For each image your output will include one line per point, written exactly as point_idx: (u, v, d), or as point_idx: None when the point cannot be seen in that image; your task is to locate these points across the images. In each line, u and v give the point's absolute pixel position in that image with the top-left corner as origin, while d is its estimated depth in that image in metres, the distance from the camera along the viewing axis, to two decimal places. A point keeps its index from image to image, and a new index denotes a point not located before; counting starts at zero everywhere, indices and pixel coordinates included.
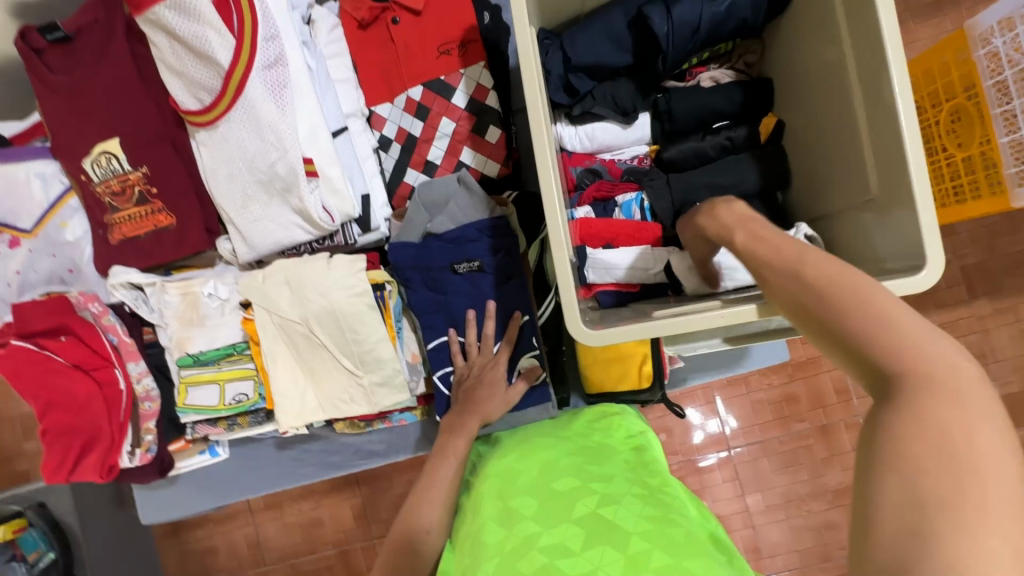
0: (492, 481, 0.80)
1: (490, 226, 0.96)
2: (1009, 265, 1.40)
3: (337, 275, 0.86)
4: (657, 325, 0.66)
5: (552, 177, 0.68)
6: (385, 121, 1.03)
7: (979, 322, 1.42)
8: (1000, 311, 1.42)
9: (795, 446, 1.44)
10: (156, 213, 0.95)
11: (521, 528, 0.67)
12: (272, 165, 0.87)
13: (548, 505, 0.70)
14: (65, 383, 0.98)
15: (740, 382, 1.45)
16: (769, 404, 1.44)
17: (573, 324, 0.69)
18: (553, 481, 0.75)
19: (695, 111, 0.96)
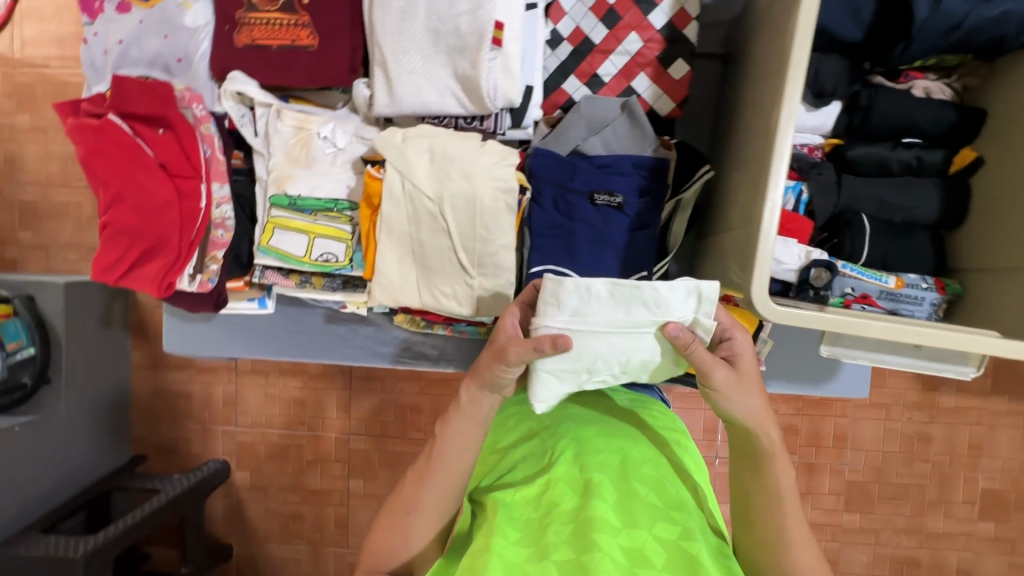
0: (569, 448, 0.79)
1: (647, 164, 0.89)
2: None
3: (491, 169, 0.78)
4: (847, 321, 0.67)
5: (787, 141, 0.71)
6: (564, 15, 0.92)
7: (989, 417, 1.55)
8: (1013, 413, 1.55)
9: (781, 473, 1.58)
10: (299, 28, 0.85)
11: (602, 511, 0.68)
12: (457, 18, 0.78)
13: (629, 503, 0.70)
14: (146, 180, 0.89)
15: None
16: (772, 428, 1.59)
17: (759, 299, 0.70)
18: (636, 480, 0.74)
19: (898, 118, 0.88)
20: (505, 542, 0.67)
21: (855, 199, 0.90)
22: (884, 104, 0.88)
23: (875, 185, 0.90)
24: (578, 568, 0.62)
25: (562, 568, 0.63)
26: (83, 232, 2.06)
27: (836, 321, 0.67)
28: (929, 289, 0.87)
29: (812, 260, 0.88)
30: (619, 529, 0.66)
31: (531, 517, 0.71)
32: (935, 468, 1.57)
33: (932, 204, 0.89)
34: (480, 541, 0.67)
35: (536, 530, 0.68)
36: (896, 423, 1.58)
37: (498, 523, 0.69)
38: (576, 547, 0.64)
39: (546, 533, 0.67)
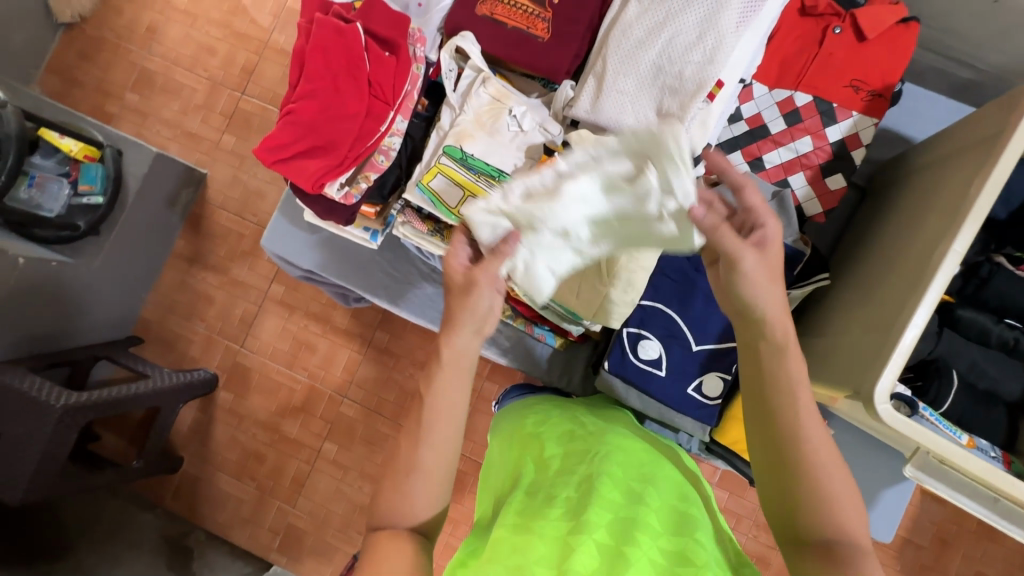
0: (618, 453, 0.83)
1: (784, 249, 0.96)
2: None
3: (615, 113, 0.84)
4: (940, 442, 0.73)
5: (943, 281, 0.74)
6: (751, 99, 1.02)
7: None
8: None
9: None
10: (538, 19, 0.94)
11: (644, 516, 0.72)
12: (684, 64, 0.86)
13: (667, 513, 0.74)
14: (349, 88, 0.95)
15: (734, 517, 1.57)
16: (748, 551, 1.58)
17: (879, 395, 0.73)
18: (674, 498, 0.78)
19: (1012, 298, 0.95)
20: (546, 520, 0.70)
21: (951, 354, 0.96)
22: (1000, 282, 0.96)
23: (974, 350, 0.96)
24: (616, 556, 0.65)
25: (602, 550, 0.66)
26: (186, 115, 2.12)
27: (940, 442, 0.72)
28: (998, 458, 0.88)
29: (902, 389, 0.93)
30: (660, 533, 0.70)
31: (569, 496, 0.74)
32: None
33: (1018, 383, 0.94)
34: (521, 521, 0.71)
35: (575, 509, 0.71)
36: None
37: (536, 507, 0.72)
38: (615, 537, 0.68)
39: (587, 511, 0.70)
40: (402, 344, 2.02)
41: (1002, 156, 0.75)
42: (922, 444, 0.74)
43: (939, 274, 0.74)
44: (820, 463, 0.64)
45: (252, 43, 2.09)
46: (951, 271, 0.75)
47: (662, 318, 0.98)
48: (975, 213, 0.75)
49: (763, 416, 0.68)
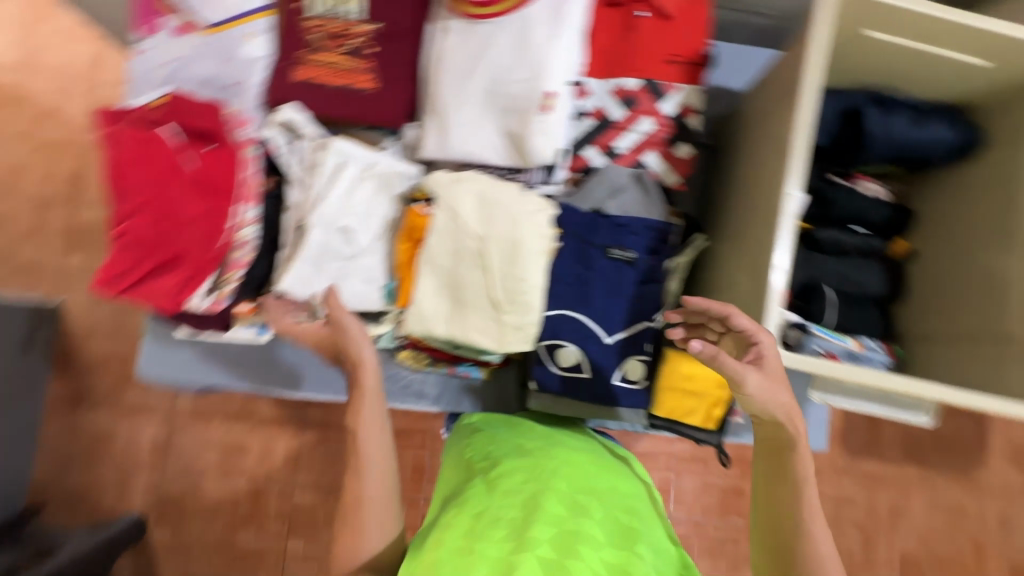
0: (568, 469, 0.87)
1: (658, 226, 1.00)
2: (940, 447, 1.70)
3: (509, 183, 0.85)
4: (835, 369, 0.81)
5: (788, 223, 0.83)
6: (589, 94, 1.05)
7: (904, 483, 1.68)
8: (923, 480, 1.69)
9: (725, 536, 1.70)
10: (359, 72, 0.91)
11: (588, 528, 0.75)
12: (514, 83, 0.86)
13: (610, 526, 0.78)
14: (179, 193, 0.88)
15: (700, 461, 1.71)
16: (720, 488, 1.70)
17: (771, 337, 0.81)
18: (617, 512, 0.83)
19: (855, 210, 1.07)
20: (489, 543, 0.70)
21: (820, 274, 1.07)
22: (843, 199, 1.07)
23: (836, 264, 1.07)
24: (559, 568, 0.67)
25: (544, 564, 0.67)
26: (15, 247, 1.86)
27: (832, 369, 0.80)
28: (881, 353, 1.03)
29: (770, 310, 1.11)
30: (602, 544, 0.74)
31: (513, 516, 0.75)
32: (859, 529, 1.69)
33: (878, 281, 1.07)
34: (463, 544, 0.71)
35: (520, 526, 0.72)
36: (831, 489, 1.69)
37: (481, 529, 0.73)
38: (559, 551, 0.69)
39: (536, 523, 0.72)
40: (340, 412, 1.93)
41: (803, 100, 0.85)
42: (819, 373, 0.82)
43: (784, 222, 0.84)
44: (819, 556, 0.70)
45: (63, 149, 1.86)
46: (794, 213, 0.85)
47: (569, 325, 0.99)
48: (798, 148, 0.84)
49: (776, 515, 0.75)
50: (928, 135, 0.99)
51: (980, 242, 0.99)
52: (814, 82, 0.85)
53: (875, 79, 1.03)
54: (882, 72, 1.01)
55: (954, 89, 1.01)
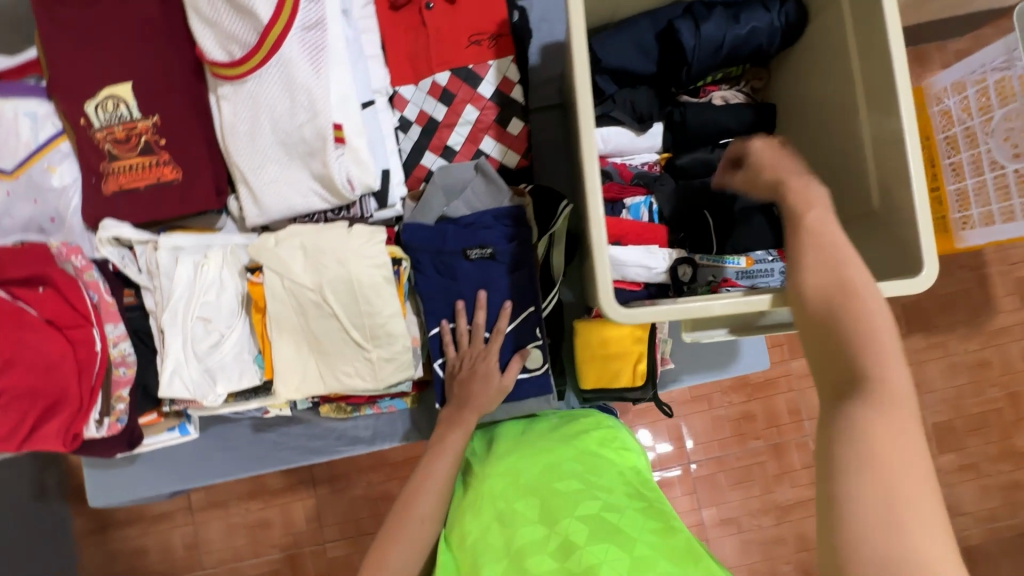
0: (495, 484, 0.87)
1: (507, 214, 0.97)
2: (939, 305, 1.53)
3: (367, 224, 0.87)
4: (692, 307, 0.67)
5: (594, 161, 0.72)
6: (407, 102, 1.03)
7: (915, 355, 1.52)
8: (931, 346, 1.53)
9: (750, 462, 1.56)
10: (160, 165, 0.89)
11: (529, 533, 0.75)
12: (299, 128, 0.85)
13: (549, 507, 0.78)
14: (33, 340, 0.90)
15: (704, 399, 1.57)
16: (729, 420, 1.57)
17: (604, 300, 0.69)
18: (552, 483, 0.83)
19: (709, 124, 1.02)
20: None
21: (694, 201, 1.02)
22: (693, 117, 1.02)
23: (708, 183, 1.01)
24: None
25: None
26: None
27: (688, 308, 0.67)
28: (774, 260, 0.96)
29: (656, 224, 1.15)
30: (546, 535, 0.74)
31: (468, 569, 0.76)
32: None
33: (756, 188, 1.00)
34: None
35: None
36: None
37: None
38: None
39: (482, 569, 0.73)
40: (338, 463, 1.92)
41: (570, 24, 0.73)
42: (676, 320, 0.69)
43: (584, 161, 0.71)
44: (884, 395, 0.52)
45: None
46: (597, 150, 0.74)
47: (453, 337, 0.98)
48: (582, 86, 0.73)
49: (820, 331, 0.59)
50: (750, 26, 0.92)
51: (829, 111, 0.88)
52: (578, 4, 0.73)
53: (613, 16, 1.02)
54: None
55: None
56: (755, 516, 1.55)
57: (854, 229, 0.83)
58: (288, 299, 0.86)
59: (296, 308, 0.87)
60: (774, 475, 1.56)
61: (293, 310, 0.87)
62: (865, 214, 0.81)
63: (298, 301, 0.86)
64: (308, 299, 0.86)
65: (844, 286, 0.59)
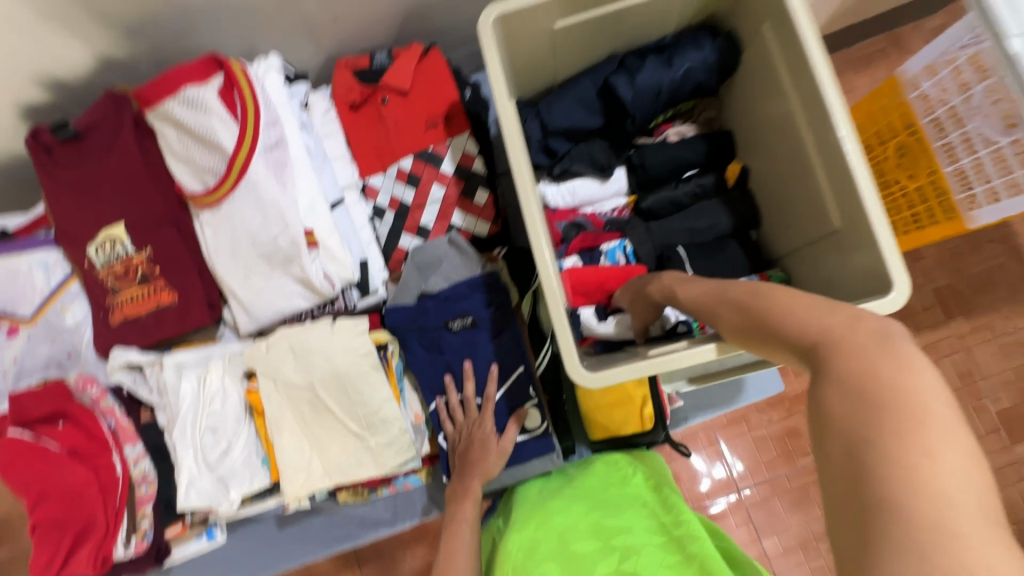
0: (517, 556, 0.86)
1: (481, 283, 1.00)
2: (977, 285, 1.44)
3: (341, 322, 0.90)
4: (650, 363, 0.71)
5: (541, 232, 0.79)
6: (378, 191, 1.06)
7: (960, 341, 1.43)
8: (977, 329, 1.44)
9: (804, 482, 1.43)
10: (157, 292, 0.96)
11: None
12: (274, 239, 0.91)
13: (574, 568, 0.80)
14: (59, 473, 0.95)
15: (741, 420, 1.47)
16: (772, 439, 1.45)
17: (572, 368, 0.74)
18: (572, 544, 0.84)
19: (667, 162, 1.04)
20: None
21: (667, 238, 1.02)
22: (651, 157, 1.04)
23: (677, 220, 1.02)
24: None
25: None
26: None
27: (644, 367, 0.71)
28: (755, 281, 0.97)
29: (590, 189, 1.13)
30: None
31: None
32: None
33: (725, 216, 1.01)
34: None
35: None
36: None
37: None
38: None
39: None
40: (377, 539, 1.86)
41: (498, 101, 0.84)
42: (642, 375, 0.72)
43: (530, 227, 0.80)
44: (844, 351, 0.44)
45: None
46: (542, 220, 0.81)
47: (449, 411, 0.99)
48: (523, 171, 0.82)
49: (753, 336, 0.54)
50: (684, 67, 0.97)
51: (779, 139, 0.91)
52: (502, 85, 0.84)
53: (555, 76, 1.07)
54: (607, 37, 0.99)
55: (698, 5, 0.96)
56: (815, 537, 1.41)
57: (825, 248, 0.85)
58: (287, 402, 0.90)
59: (292, 410, 0.90)
60: None
61: (291, 409, 0.90)
62: (830, 235, 0.83)
63: (297, 405, 0.90)
64: (302, 400, 0.90)
65: (751, 284, 0.57)
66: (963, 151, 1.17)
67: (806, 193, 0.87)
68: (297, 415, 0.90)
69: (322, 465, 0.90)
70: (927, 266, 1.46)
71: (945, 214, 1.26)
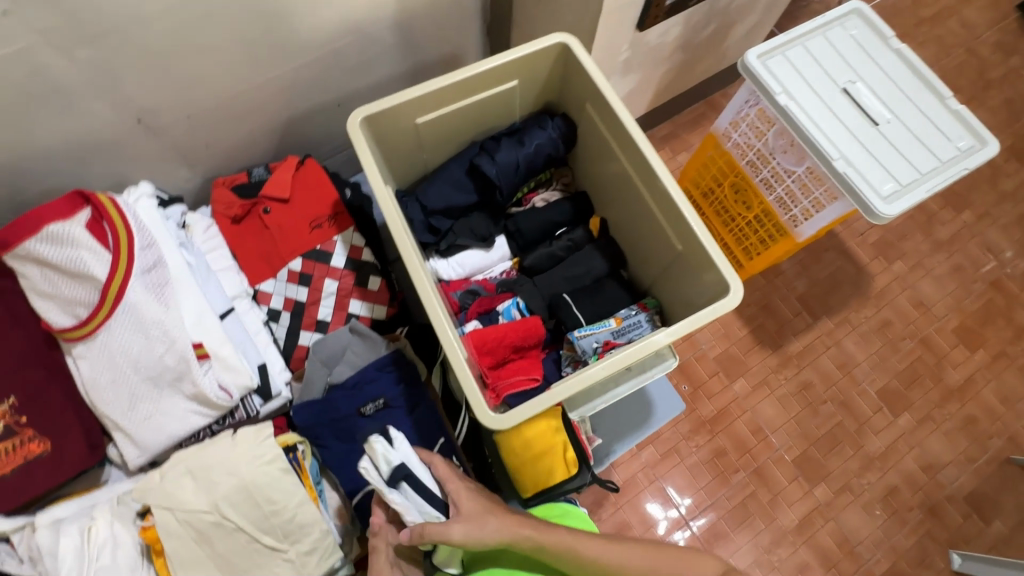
0: None
1: (388, 362, 1.03)
2: (828, 288, 1.70)
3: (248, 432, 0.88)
4: (556, 391, 0.82)
5: (438, 308, 0.85)
6: (271, 295, 1.08)
7: (829, 337, 1.66)
8: (840, 324, 1.68)
9: (742, 498, 1.51)
10: (25, 443, 0.86)
11: None
12: (160, 359, 0.89)
13: None
14: None
15: (674, 453, 1.54)
16: (704, 463, 1.53)
17: (483, 414, 0.81)
18: None
19: (540, 224, 1.18)
20: None
21: (552, 289, 1.13)
22: (525, 223, 1.18)
23: (557, 272, 1.15)
24: None
25: None
26: None
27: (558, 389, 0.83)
28: (638, 312, 1.09)
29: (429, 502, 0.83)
30: None
31: None
32: (835, 402, 1.61)
33: (599, 260, 1.15)
34: None
35: None
36: (781, 389, 1.61)
37: None
38: None
39: None
40: None
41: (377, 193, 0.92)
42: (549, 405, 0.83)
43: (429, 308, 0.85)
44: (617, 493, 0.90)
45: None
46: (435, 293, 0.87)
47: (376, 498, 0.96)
48: (409, 251, 0.89)
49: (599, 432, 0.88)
50: (534, 144, 1.14)
51: (623, 188, 1.08)
52: (379, 179, 0.93)
53: (427, 166, 1.19)
54: (465, 129, 1.14)
55: (536, 96, 1.15)
56: (771, 553, 1.46)
57: (679, 272, 1.02)
58: (191, 531, 0.83)
59: (195, 539, 0.83)
60: (768, 501, 1.51)
61: (193, 539, 0.83)
62: (677, 259, 1.01)
63: (203, 536, 0.83)
64: (206, 527, 0.83)
65: None
66: (775, 183, 1.40)
67: (654, 231, 1.04)
68: (200, 544, 0.83)
69: None
70: (788, 279, 1.71)
71: (778, 234, 1.48)
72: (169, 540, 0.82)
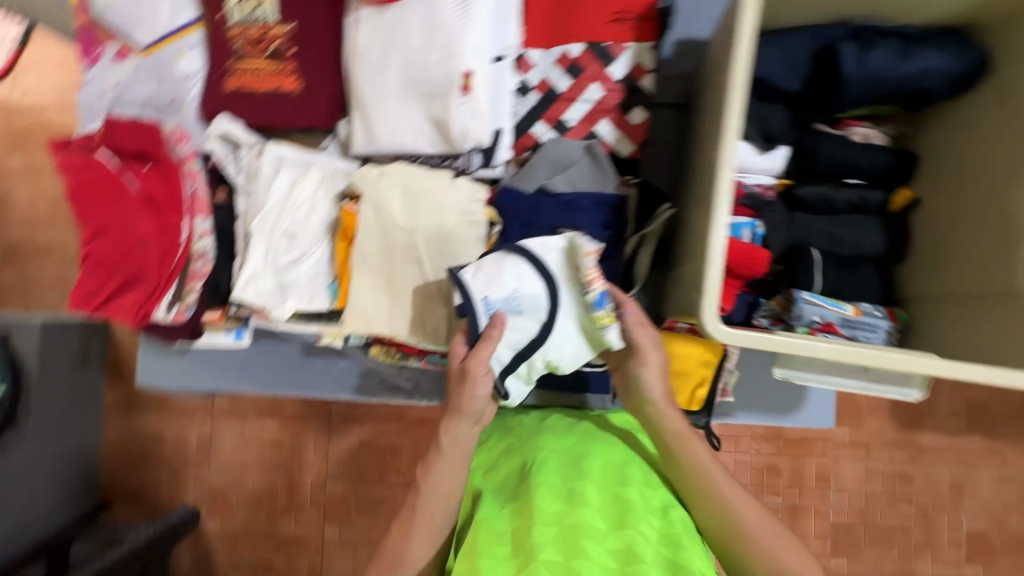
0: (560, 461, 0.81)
1: (609, 202, 0.93)
2: (1008, 412, 1.39)
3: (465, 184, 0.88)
4: (791, 343, 0.72)
5: (727, 183, 0.73)
6: (533, 66, 0.99)
7: (965, 457, 1.39)
8: (989, 452, 1.39)
9: None
10: (285, 74, 0.92)
11: (587, 519, 0.73)
12: (429, 67, 0.85)
13: (612, 507, 0.75)
14: (130, 216, 0.90)
15: (732, 438, 1.43)
16: (751, 468, 1.43)
17: (710, 319, 0.72)
18: (623, 485, 0.78)
19: (842, 160, 0.93)
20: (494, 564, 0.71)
21: (803, 236, 0.93)
22: (826, 148, 0.93)
23: (824, 222, 0.94)
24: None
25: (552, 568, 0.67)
26: None
27: (792, 345, 0.72)
28: (883, 317, 0.91)
29: (552, 313, 0.82)
30: (606, 533, 0.72)
31: (511, 529, 0.75)
32: (918, 508, 1.40)
33: (877, 238, 0.94)
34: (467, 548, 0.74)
35: (521, 535, 0.72)
36: (877, 462, 1.42)
37: (484, 543, 0.73)
38: (564, 553, 0.69)
39: (535, 532, 0.71)
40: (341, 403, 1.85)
41: (745, 12, 0.73)
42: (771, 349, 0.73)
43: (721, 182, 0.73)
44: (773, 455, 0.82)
45: (13, 126, 1.57)
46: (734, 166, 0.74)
47: None
48: (734, 103, 0.74)
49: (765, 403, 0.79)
50: (923, 65, 0.87)
51: (985, 190, 0.86)
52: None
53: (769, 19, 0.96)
54: None
55: (962, 2, 0.87)
56: None
57: (985, 313, 0.84)
58: (385, 239, 0.88)
59: (382, 248, 0.89)
60: None
61: (381, 245, 0.88)
62: (1001, 300, 0.82)
63: (389, 248, 0.88)
64: (398, 243, 0.88)
65: None
66: None
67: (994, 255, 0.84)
68: (383, 253, 0.89)
69: (384, 312, 0.89)
70: None
71: None
72: (364, 233, 0.88)
